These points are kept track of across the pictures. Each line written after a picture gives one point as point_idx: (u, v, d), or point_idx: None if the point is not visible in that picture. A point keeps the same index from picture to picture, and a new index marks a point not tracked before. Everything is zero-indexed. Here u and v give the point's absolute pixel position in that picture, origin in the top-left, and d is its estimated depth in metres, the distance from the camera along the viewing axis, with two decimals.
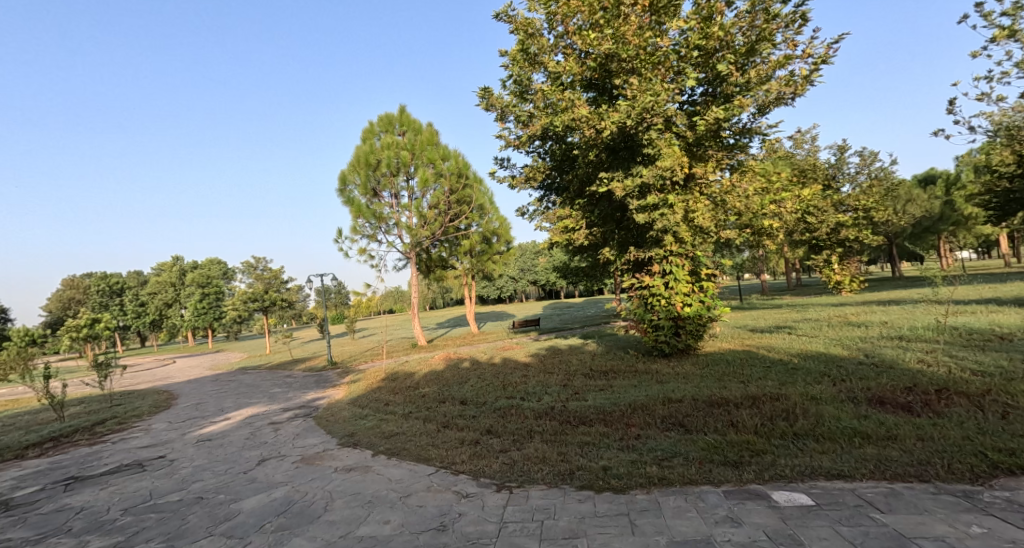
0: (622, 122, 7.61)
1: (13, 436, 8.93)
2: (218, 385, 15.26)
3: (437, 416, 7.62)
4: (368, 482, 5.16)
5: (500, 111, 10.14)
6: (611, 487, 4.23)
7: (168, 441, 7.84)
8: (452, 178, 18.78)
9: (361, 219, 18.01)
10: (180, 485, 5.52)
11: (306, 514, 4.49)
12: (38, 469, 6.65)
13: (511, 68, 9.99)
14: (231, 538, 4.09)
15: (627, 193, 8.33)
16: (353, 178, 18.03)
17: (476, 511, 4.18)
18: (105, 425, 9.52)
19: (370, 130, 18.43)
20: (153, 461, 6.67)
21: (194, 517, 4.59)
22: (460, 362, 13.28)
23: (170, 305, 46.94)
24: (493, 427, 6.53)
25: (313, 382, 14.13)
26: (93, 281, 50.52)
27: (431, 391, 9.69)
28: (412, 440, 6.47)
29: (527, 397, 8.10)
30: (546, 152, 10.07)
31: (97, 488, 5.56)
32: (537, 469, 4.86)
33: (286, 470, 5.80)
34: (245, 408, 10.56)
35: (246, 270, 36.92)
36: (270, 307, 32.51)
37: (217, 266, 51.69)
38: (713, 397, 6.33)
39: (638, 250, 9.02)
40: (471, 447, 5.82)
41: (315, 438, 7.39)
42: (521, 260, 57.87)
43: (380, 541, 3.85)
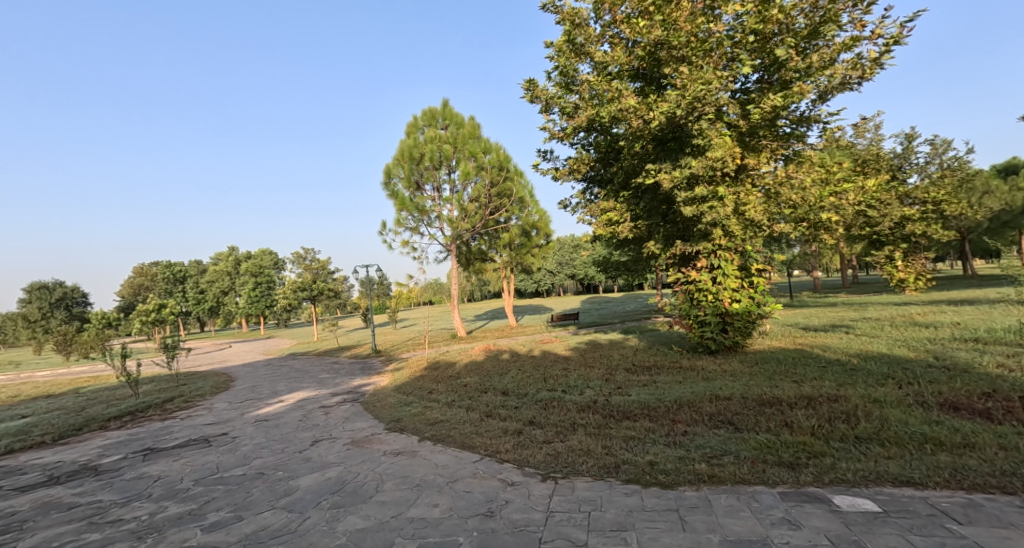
0: (671, 113, 7.40)
1: (95, 409, 9.76)
2: (271, 370, 16.10)
3: (479, 405, 7.75)
4: (416, 466, 5.33)
5: (545, 103, 10.08)
6: (659, 482, 4.18)
7: (229, 420, 8.36)
8: (493, 171, 18.86)
9: (404, 212, 18.44)
10: (243, 461, 5.89)
11: (359, 494, 4.69)
12: (119, 440, 7.25)
13: (557, 59, 9.90)
14: (292, 512, 4.33)
15: (675, 185, 8.03)
16: (398, 171, 18.42)
17: (522, 499, 4.24)
18: (173, 402, 10.24)
19: (415, 124, 18.80)
20: (217, 438, 7.13)
21: (257, 490, 4.88)
22: (501, 354, 13.39)
23: (226, 292, 49.75)
24: (536, 418, 6.57)
25: (359, 369, 14.66)
26: (159, 269, 54.10)
27: (473, 381, 9.86)
28: (456, 428, 6.61)
29: (569, 390, 8.10)
30: (591, 143, 9.93)
31: (171, 460, 6.01)
32: (582, 461, 4.86)
33: (338, 452, 6.06)
34: (298, 391, 11.10)
35: (295, 260, 38.67)
36: (318, 296, 33.87)
37: (270, 257, 54.33)
38: (764, 396, 6.12)
39: (684, 244, 8.77)
40: (515, 437, 5.89)
41: (364, 422, 7.68)
42: (560, 254, 57.56)
43: (430, 524, 3.97)
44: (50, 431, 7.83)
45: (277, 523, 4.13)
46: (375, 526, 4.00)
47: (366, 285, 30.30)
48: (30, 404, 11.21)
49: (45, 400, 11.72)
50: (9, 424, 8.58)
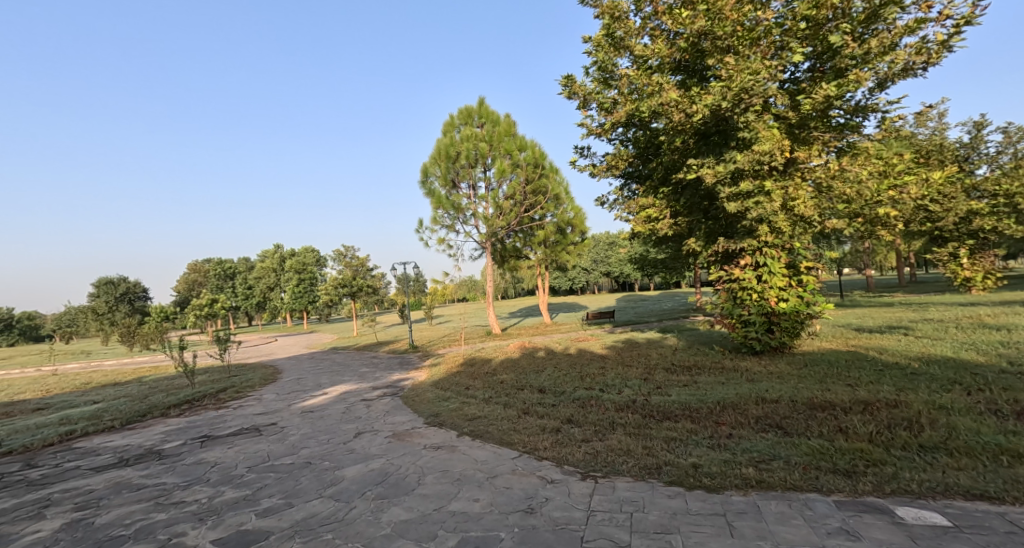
0: (715, 105, 7.16)
1: (156, 397, 10.39)
2: (315, 363, 16.69)
3: (517, 402, 7.77)
4: (455, 461, 5.40)
5: (583, 99, 9.96)
6: (703, 485, 4.06)
7: (278, 411, 8.72)
8: (529, 168, 18.81)
9: (441, 210, 18.69)
10: (291, 450, 6.12)
11: (402, 486, 4.79)
12: (179, 426, 7.70)
13: (595, 54, 9.76)
14: (339, 501, 4.47)
15: (718, 180, 7.74)
16: (434, 170, 18.70)
17: (562, 497, 4.22)
18: (226, 392, 10.77)
19: (451, 123, 19.00)
20: (267, 427, 7.45)
21: (306, 479, 5.07)
22: (536, 351, 13.36)
23: (272, 289, 51.96)
24: (573, 417, 6.53)
25: (397, 364, 14.98)
26: (211, 266, 57.01)
27: (509, 378, 9.90)
28: (494, 424, 6.65)
29: (606, 389, 7.99)
30: (630, 139, 9.71)
31: (226, 447, 6.33)
32: (622, 461, 4.79)
33: (380, 444, 6.22)
34: (340, 384, 11.46)
35: (336, 258, 39.91)
36: (358, 292, 34.84)
37: (312, 254, 56.26)
38: (814, 399, 5.86)
39: (727, 241, 8.47)
40: (553, 435, 5.88)
41: (404, 416, 7.84)
42: (595, 251, 56.96)
43: (471, 518, 4.01)
44: (118, 416, 8.40)
45: (325, 511, 4.28)
46: (418, 518, 4.08)
47: (403, 281, 30.91)
48: (99, 391, 12.06)
49: (113, 387, 12.59)
50: (82, 409, 9.26)
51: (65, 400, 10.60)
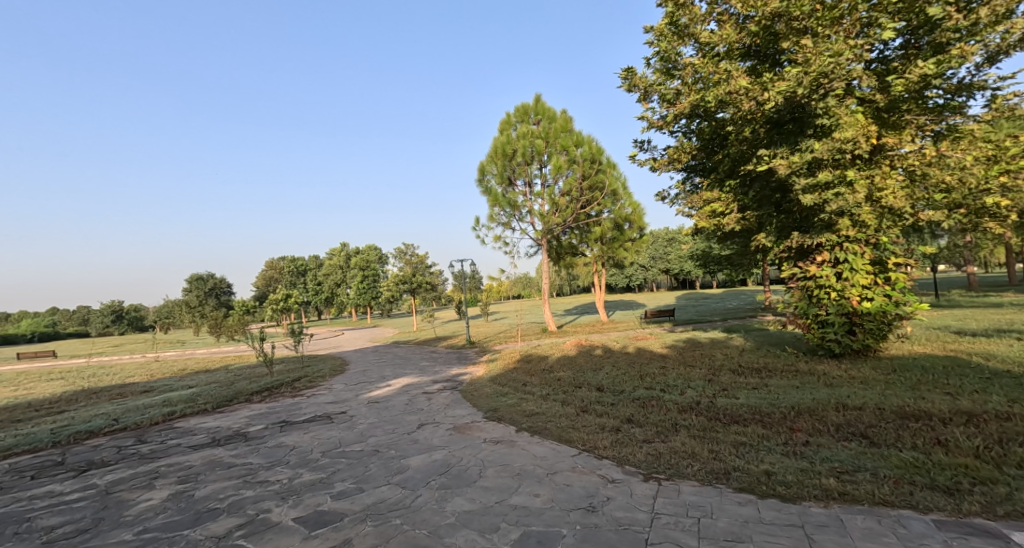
0: (790, 91, 6.72)
1: (240, 384, 11.29)
2: (379, 356, 17.44)
3: (575, 400, 7.73)
4: (515, 456, 5.46)
5: (644, 92, 9.68)
6: (778, 494, 3.85)
7: (347, 400, 9.21)
8: (586, 164, 18.56)
9: (497, 208, 18.90)
10: (360, 438, 6.44)
11: (464, 477, 4.91)
12: (261, 411, 8.34)
13: (658, 43, 9.46)
14: (405, 489, 4.66)
15: (793, 171, 7.23)
16: (491, 168, 18.95)
17: (624, 497, 4.16)
18: (300, 382, 11.50)
19: (507, 121, 19.15)
20: (337, 415, 7.89)
21: (374, 466, 5.33)
22: (594, 349, 13.20)
23: (339, 285, 54.77)
24: (634, 416, 6.40)
25: (456, 359, 15.35)
26: (285, 263, 60.97)
27: (567, 376, 9.85)
28: (553, 421, 6.65)
29: (668, 389, 7.76)
30: (693, 130, 9.30)
31: (302, 432, 6.78)
32: (687, 464, 4.64)
33: (442, 436, 6.40)
34: (402, 377, 11.90)
35: (397, 255, 41.41)
36: (418, 289, 35.94)
37: (375, 252, 58.71)
38: (905, 408, 5.38)
39: (802, 235, 7.91)
40: (613, 434, 5.80)
41: (464, 409, 8.01)
42: (653, 247, 55.34)
43: (532, 513, 4.04)
44: (209, 400, 9.22)
45: (393, 498, 4.48)
46: (481, 509, 4.17)
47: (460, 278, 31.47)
48: (192, 377, 13.28)
49: (204, 374, 13.82)
50: (179, 392, 10.25)
51: (165, 384, 11.77)
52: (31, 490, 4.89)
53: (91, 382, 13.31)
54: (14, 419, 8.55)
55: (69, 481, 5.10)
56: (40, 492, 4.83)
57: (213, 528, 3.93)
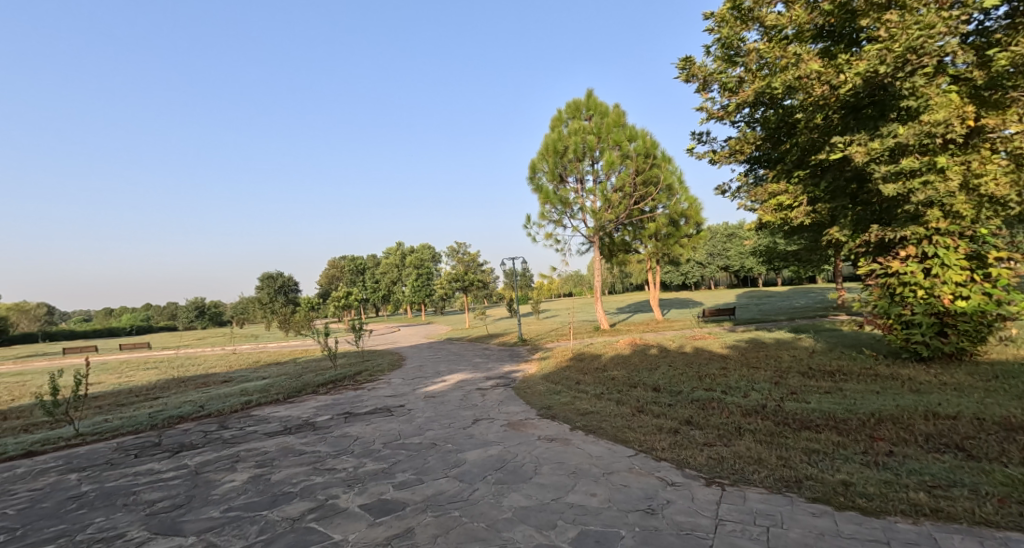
0: (871, 71, 6.23)
1: (308, 376, 11.96)
2: (434, 352, 17.90)
3: (630, 399, 7.58)
4: (570, 454, 5.43)
5: (703, 81, 9.32)
6: (857, 506, 3.60)
7: (405, 394, 9.53)
8: (640, 159, 18.12)
9: (549, 205, 18.86)
10: (418, 431, 6.64)
11: (520, 474, 4.95)
12: (327, 402, 8.79)
13: (719, 30, 9.07)
14: (463, 482, 4.76)
15: (873, 158, 6.69)
16: (542, 166, 18.94)
17: (686, 501, 4.03)
18: (361, 375, 12.01)
19: (559, 118, 19.06)
20: (397, 408, 8.18)
21: (433, 458, 5.48)
22: (649, 349, 12.88)
23: (395, 283, 56.71)
24: (693, 418, 6.20)
25: (508, 356, 15.47)
26: (346, 262, 63.82)
27: (621, 375, 9.67)
28: (608, 420, 6.56)
29: (730, 391, 7.43)
30: (758, 119, 8.86)
31: (364, 424, 7.09)
32: (754, 470, 4.44)
33: (497, 432, 6.48)
34: (457, 373, 12.14)
35: (451, 253, 42.29)
36: (470, 287, 36.55)
37: (429, 251, 60.26)
38: (1010, 419, 4.86)
39: (882, 228, 7.29)
40: (671, 436, 5.63)
41: (518, 406, 8.06)
42: (711, 243, 53.19)
43: (590, 512, 4.01)
44: (281, 391, 9.83)
45: (451, 490, 4.59)
46: (538, 506, 4.18)
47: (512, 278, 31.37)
48: (265, 368, 14.22)
49: (275, 366, 14.77)
50: (255, 383, 11.01)
51: (242, 375, 12.68)
52: (134, 467, 5.42)
53: (179, 372, 14.58)
54: (117, 403, 9.52)
55: (165, 460, 5.61)
56: (142, 469, 5.36)
57: (289, 510, 4.20)
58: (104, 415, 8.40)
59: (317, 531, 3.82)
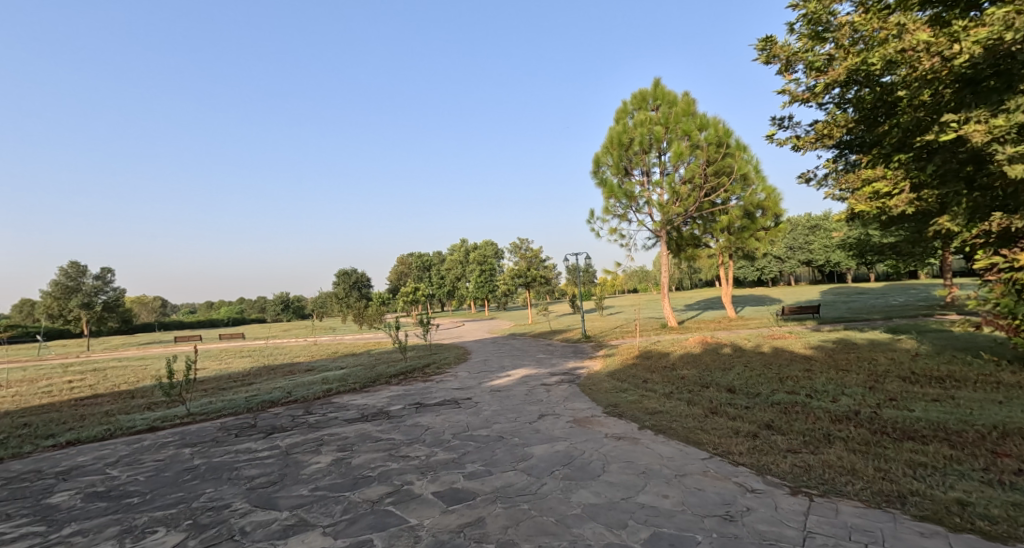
0: (994, 39, 5.50)
1: (380, 367, 12.55)
2: (498, 347, 18.13)
3: (703, 400, 7.24)
4: (639, 453, 5.29)
5: (786, 62, 8.68)
6: (978, 530, 3.20)
7: (471, 387, 9.73)
8: (711, 148, 17.25)
9: (613, 200, 18.44)
10: (485, 423, 6.76)
11: (587, 470, 4.89)
12: (399, 393, 9.18)
13: (804, 6, 8.40)
14: (531, 476, 4.78)
15: (997, 138, 5.75)
16: (606, 159, 18.58)
17: (768, 510, 3.79)
18: (430, 368, 12.43)
19: (624, 110, 18.60)
20: (464, 400, 8.37)
21: (500, 451, 5.55)
22: (722, 347, 12.26)
23: (459, 279, 58.14)
24: (775, 423, 5.81)
25: (572, 352, 15.35)
26: (413, 259, 66.18)
27: (692, 374, 9.28)
28: (679, 421, 6.31)
29: (815, 395, 6.89)
30: (850, 100, 8.12)
31: (434, 414, 7.32)
32: (847, 481, 4.08)
33: (563, 428, 6.44)
34: (521, 368, 12.22)
35: (514, 249, 42.68)
36: (533, 283, 36.66)
37: (492, 247, 61.14)
38: None
39: (1007, 215, 6.39)
40: (749, 440, 5.32)
41: (583, 403, 7.97)
42: (791, 236, 49.69)
43: (662, 514, 3.88)
44: (358, 380, 10.40)
45: (519, 483, 4.62)
46: (607, 504, 4.11)
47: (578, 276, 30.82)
48: (341, 359, 15.10)
49: (351, 357, 15.62)
50: (335, 372, 11.74)
51: (322, 365, 13.55)
52: (235, 445, 5.97)
53: (267, 361, 15.86)
54: (218, 387, 10.53)
55: (260, 441, 6.12)
56: (241, 448, 5.88)
57: (369, 493, 4.42)
58: (208, 398, 9.32)
59: (395, 515, 3.99)
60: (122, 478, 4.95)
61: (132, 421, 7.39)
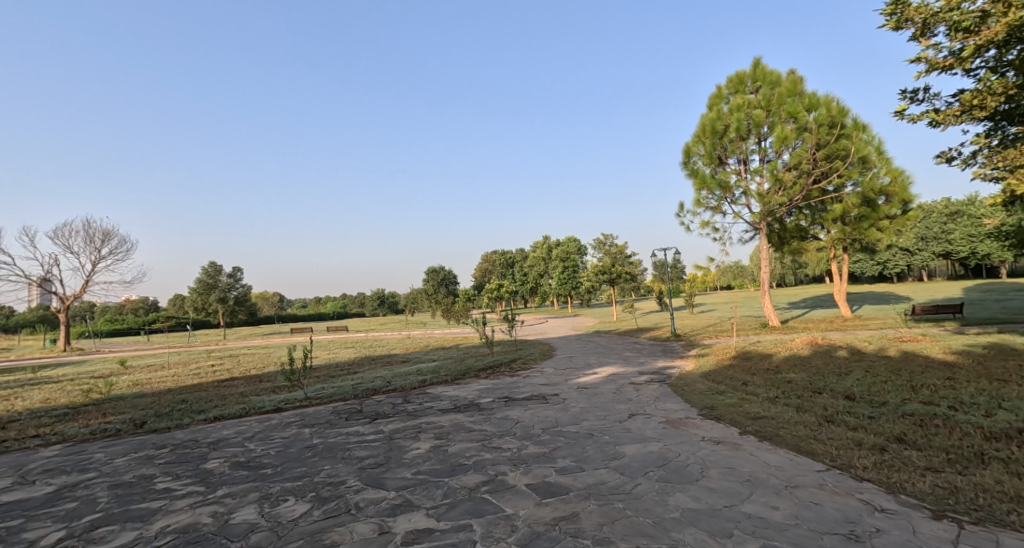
0: None
1: (469, 362, 12.98)
2: (583, 344, 17.93)
3: (815, 407, 6.59)
4: (743, 460, 4.95)
5: (922, 25, 7.54)
6: None
7: (558, 384, 9.74)
8: (821, 130, 15.54)
9: (705, 191, 17.39)
10: (574, 420, 6.73)
11: (684, 474, 4.67)
12: (488, 386, 9.43)
13: None
14: (624, 475, 4.67)
15: None
16: (698, 149, 17.61)
17: (903, 533, 3.36)
18: (517, 363, 12.62)
19: (718, 95, 17.51)
20: (552, 397, 8.39)
21: (591, 448, 5.48)
22: (837, 350, 11.06)
23: (542, 276, 58.25)
24: (908, 436, 5.12)
25: (662, 351, 14.74)
26: (496, 257, 67.44)
27: (800, 378, 8.49)
28: (787, 428, 5.81)
29: (958, 408, 5.97)
30: (1010, 62, 6.92)
31: (523, 409, 7.44)
32: (1009, 510, 3.50)
33: (655, 429, 6.21)
34: (609, 366, 11.99)
35: (598, 245, 41.85)
36: (618, 280, 35.72)
37: (575, 244, 60.43)
38: None
39: None
40: (876, 453, 4.75)
41: (676, 404, 7.62)
42: (923, 225, 43.43)
43: (773, 526, 3.59)
44: (449, 373, 10.85)
45: (612, 482, 4.53)
46: (708, 510, 3.90)
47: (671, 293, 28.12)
48: (432, 352, 15.85)
49: (442, 351, 16.35)
50: (427, 364, 12.35)
51: (415, 357, 14.33)
52: (346, 428, 6.52)
53: (366, 352, 17.08)
54: (328, 375, 11.56)
55: (367, 425, 6.62)
56: (351, 430, 6.41)
57: (466, 480, 4.60)
58: (320, 384, 10.27)
59: (491, 503, 4.12)
60: (257, 451, 5.62)
61: (261, 402, 8.37)
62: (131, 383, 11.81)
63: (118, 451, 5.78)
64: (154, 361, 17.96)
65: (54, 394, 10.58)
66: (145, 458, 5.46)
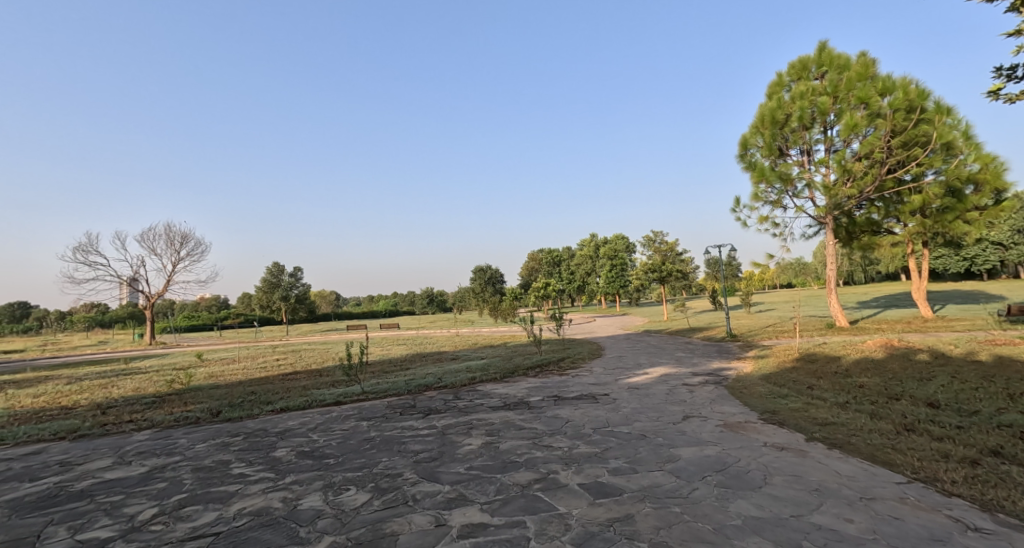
0: None
1: (517, 360, 13.03)
2: (633, 344, 17.55)
3: (891, 414, 6.10)
4: (810, 468, 4.65)
5: None
6: None
7: (608, 383, 9.59)
8: (897, 116, 14.32)
9: (764, 185, 16.56)
10: (626, 421, 6.58)
11: (746, 480, 4.45)
12: (537, 385, 9.41)
13: None
14: (680, 479, 4.52)
15: None
16: (756, 140, 16.79)
17: None
18: (565, 362, 12.53)
19: (779, 82, 16.57)
20: (602, 397, 8.25)
21: (645, 450, 5.34)
22: (916, 353, 10.20)
23: (589, 274, 57.51)
24: (1004, 450, 4.63)
25: (717, 351, 14.16)
26: (543, 256, 67.27)
27: (874, 383, 7.88)
28: (859, 436, 5.41)
29: None
30: None
31: (573, 408, 7.36)
32: None
33: (713, 432, 5.97)
34: (660, 366, 11.66)
35: (648, 242, 40.78)
36: (669, 278, 34.70)
37: (623, 242, 59.15)
38: None
39: None
40: (966, 467, 4.32)
41: (734, 407, 7.29)
42: (1018, 216, 39.24)
43: (848, 540, 3.35)
44: (498, 370, 10.94)
45: (668, 485, 4.39)
46: (773, 520, 3.69)
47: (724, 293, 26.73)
48: (480, 350, 16.06)
49: (490, 348, 16.51)
50: (476, 362, 12.52)
51: (464, 355, 14.56)
52: (400, 422, 6.71)
53: (416, 349, 17.53)
54: (382, 370, 11.99)
55: (419, 420, 6.79)
56: (404, 425, 6.59)
57: (518, 478, 4.61)
58: (375, 379, 10.66)
59: (544, 501, 4.10)
60: (320, 442, 5.90)
61: (322, 395, 8.81)
62: (208, 375, 12.77)
63: (198, 438, 6.25)
64: (225, 355, 19.27)
65: (142, 383, 11.58)
66: (222, 444, 5.87)
